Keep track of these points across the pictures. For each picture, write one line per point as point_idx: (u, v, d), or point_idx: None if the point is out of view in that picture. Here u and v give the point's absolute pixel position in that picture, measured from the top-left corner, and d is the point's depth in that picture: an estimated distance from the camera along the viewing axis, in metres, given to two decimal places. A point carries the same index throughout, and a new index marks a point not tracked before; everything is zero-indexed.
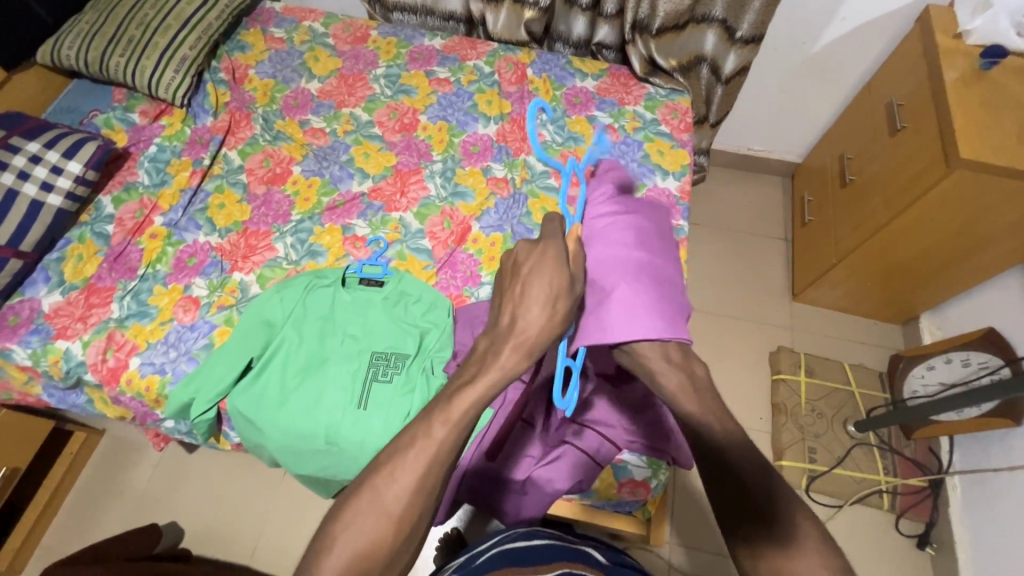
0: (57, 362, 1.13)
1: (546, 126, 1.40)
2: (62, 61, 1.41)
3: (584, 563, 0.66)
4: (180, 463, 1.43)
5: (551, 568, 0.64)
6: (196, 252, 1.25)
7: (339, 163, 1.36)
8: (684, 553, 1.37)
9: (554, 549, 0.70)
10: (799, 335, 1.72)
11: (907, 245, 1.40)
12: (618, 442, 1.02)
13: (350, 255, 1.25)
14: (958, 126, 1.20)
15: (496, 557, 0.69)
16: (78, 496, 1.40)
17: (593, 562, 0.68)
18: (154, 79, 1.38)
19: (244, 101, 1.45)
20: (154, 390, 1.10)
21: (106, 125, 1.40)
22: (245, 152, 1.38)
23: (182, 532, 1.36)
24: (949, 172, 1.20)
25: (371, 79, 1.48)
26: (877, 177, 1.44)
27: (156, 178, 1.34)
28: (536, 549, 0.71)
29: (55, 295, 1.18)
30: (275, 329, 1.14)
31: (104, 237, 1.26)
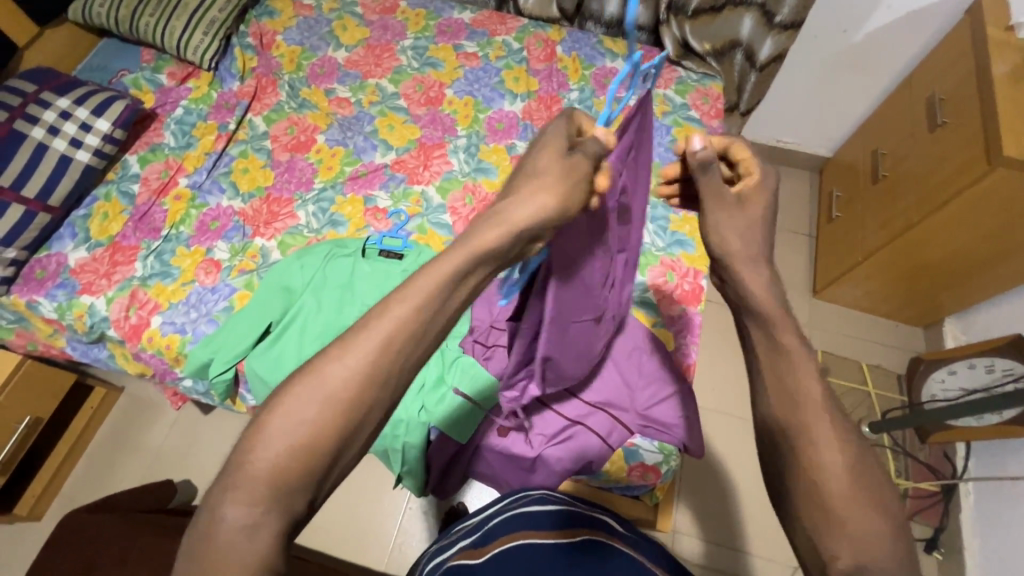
0: (81, 316, 1.14)
1: (573, 106, 1.37)
2: (92, 19, 1.41)
3: (602, 530, 0.70)
4: (196, 423, 1.46)
5: (571, 535, 0.67)
6: (219, 216, 1.25)
7: (363, 133, 1.35)
8: (681, 539, 1.39)
9: (569, 515, 0.71)
10: (817, 332, 1.68)
11: (938, 245, 1.37)
12: (630, 425, 1.02)
13: (371, 226, 1.24)
14: (1002, 122, 1.15)
15: (515, 520, 0.71)
16: (97, 449, 1.44)
17: (606, 529, 0.71)
18: (183, 41, 1.38)
19: (271, 67, 1.44)
20: (174, 349, 1.12)
21: (134, 85, 1.40)
22: (270, 119, 1.37)
23: (195, 491, 1.39)
24: (991, 170, 1.16)
25: (398, 51, 1.46)
26: (912, 173, 1.39)
27: (181, 140, 1.35)
28: (551, 513, 0.71)
29: (81, 251, 1.20)
30: (294, 296, 1.14)
31: (130, 196, 1.27)
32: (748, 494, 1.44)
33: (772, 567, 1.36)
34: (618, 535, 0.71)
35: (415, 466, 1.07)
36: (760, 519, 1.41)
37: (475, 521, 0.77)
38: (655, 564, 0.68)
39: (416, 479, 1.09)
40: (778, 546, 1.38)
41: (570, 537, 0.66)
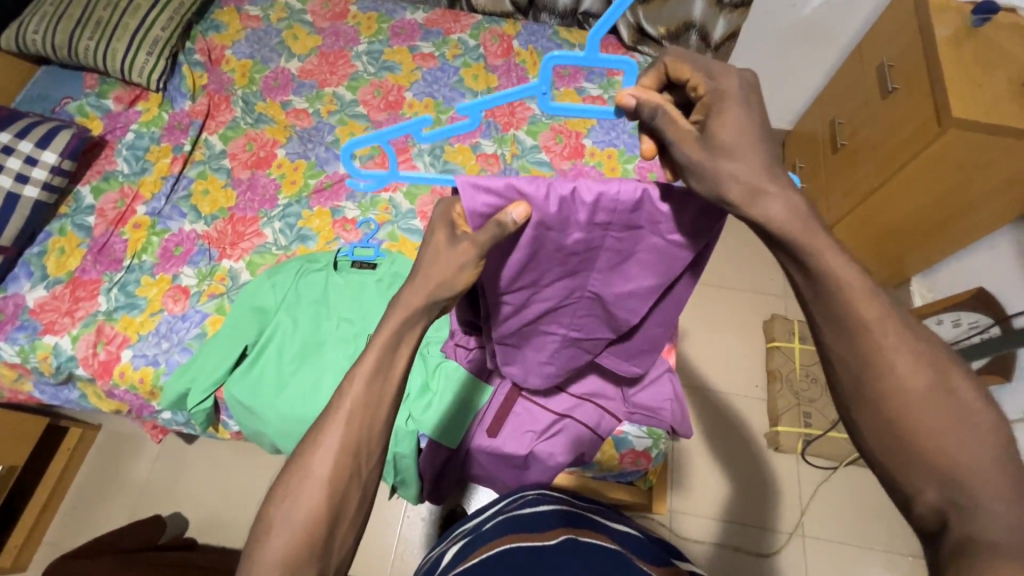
0: (46, 358, 1.10)
1: (534, 99, 1.37)
2: (28, 47, 1.36)
3: (593, 530, 0.70)
4: (180, 454, 1.43)
5: (552, 538, 0.66)
6: (182, 241, 1.22)
7: (324, 144, 1.33)
8: (679, 517, 1.42)
9: (562, 516, 0.71)
10: (792, 303, 1.71)
11: (898, 209, 1.41)
12: (617, 413, 1.03)
13: (341, 238, 1.22)
14: (948, 85, 1.19)
15: (504, 524, 0.70)
16: (78, 491, 1.39)
17: (598, 528, 0.72)
18: (127, 63, 1.33)
19: (222, 83, 1.40)
20: (148, 382, 1.09)
21: (79, 113, 1.35)
22: (226, 137, 1.34)
23: (186, 521, 1.36)
24: (942, 133, 1.19)
25: (353, 56, 1.43)
26: (867, 142, 1.44)
27: (135, 166, 1.30)
28: (545, 517, 0.71)
29: (39, 291, 1.16)
30: (268, 316, 1.11)
31: (86, 228, 1.23)
32: (732, 465, 1.48)
33: (763, 533, 1.40)
34: (610, 533, 0.72)
35: (408, 476, 1.08)
36: (745, 487, 1.46)
37: (469, 529, 0.77)
38: (648, 557, 0.69)
39: (411, 488, 1.10)
40: (765, 512, 1.43)
41: (556, 537, 0.66)
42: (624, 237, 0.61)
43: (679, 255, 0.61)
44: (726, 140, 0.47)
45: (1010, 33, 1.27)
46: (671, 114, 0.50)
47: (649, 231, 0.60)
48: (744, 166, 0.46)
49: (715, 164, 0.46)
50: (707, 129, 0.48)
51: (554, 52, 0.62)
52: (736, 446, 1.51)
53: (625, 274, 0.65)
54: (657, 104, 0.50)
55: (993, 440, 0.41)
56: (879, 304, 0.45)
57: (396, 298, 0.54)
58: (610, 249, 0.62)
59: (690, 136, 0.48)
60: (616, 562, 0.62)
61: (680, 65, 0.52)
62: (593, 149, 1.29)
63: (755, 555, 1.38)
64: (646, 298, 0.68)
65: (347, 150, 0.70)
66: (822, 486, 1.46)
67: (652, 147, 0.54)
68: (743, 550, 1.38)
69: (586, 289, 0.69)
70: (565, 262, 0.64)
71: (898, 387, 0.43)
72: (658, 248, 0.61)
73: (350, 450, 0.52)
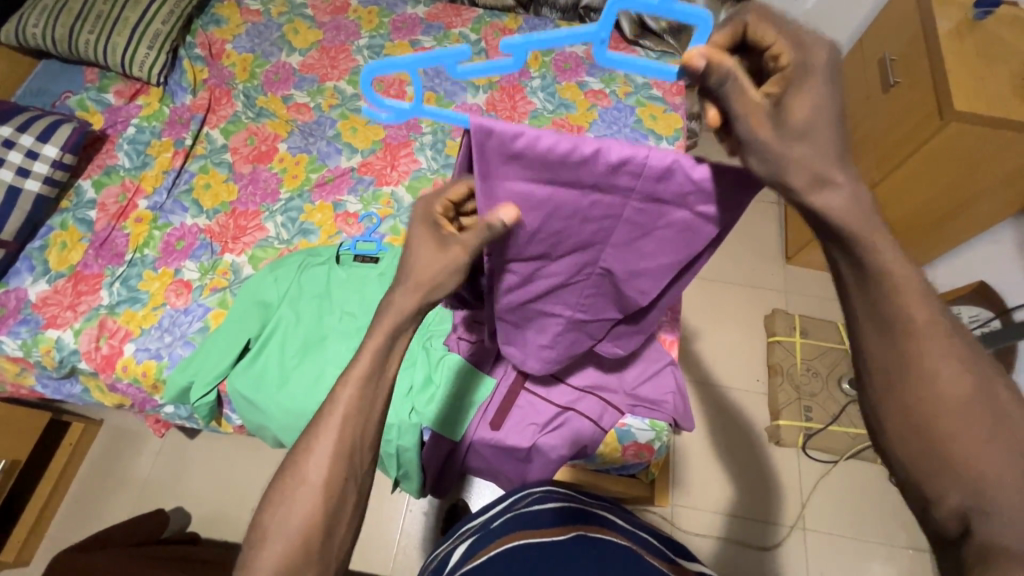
0: (49, 351, 1.10)
1: (536, 94, 1.37)
2: (28, 40, 1.35)
3: (600, 526, 0.70)
4: (182, 448, 1.43)
5: (561, 533, 0.66)
6: (184, 235, 1.22)
7: (326, 138, 1.32)
8: (681, 511, 1.42)
9: (568, 513, 0.71)
10: (793, 298, 1.71)
11: (901, 203, 1.40)
12: (620, 406, 1.03)
13: (343, 232, 1.22)
14: (951, 78, 1.19)
15: (512, 522, 0.70)
16: (81, 486, 1.39)
17: (605, 523, 0.72)
18: (128, 56, 1.33)
19: (223, 77, 1.40)
20: (151, 375, 1.09)
21: (80, 107, 1.35)
22: (227, 131, 1.34)
23: (189, 516, 1.36)
24: (944, 125, 1.19)
25: (354, 51, 1.43)
26: (869, 135, 1.43)
27: (137, 160, 1.30)
28: (552, 514, 0.71)
29: (41, 285, 1.15)
30: (270, 310, 1.11)
31: (88, 222, 1.23)
32: (734, 459, 1.49)
33: (766, 527, 1.41)
34: (616, 529, 0.72)
35: (411, 469, 1.08)
36: (748, 482, 1.46)
37: (475, 526, 0.77)
38: (655, 553, 0.69)
39: (414, 481, 1.10)
40: (766, 506, 1.43)
41: (562, 534, 0.66)
42: (648, 209, 0.59)
43: (702, 230, 0.60)
44: (801, 120, 0.42)
45: (1012, 27, 1.27)
46: (743, 83, 0.44)
47: (675, 205, 0.58)
48: (816, 151, 0.42)
49: (787, 147, 0.43)
50: (782, 103, 0.43)
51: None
52: (737, 441, 1.51)
53: (641, 250, 0.64)
54: (729, 70, 0.44)
55: (1006, 430, 0.41)
56: (898, 299, 0.43)
57: (388, 301, 0.55)
58: (628, 220, 0.61)
59: (761, 114, 0.44)
60: (625, 554, 0.63)
61: (762, 26, 0.45)
62: None
63: (756, 548, 1.38)
64: (659, 276, 0.67)
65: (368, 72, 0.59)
66: (823, 479, 1.47)
67: (717, 117, 0.47)
68: (745, 543, 1.39)
69: (597, 263, 0.68)
70: (580, 231, 0.63)
71: (910, 378, 0.43)
72: (680, 222, 0.60)
73: (359, 446, 0.53)
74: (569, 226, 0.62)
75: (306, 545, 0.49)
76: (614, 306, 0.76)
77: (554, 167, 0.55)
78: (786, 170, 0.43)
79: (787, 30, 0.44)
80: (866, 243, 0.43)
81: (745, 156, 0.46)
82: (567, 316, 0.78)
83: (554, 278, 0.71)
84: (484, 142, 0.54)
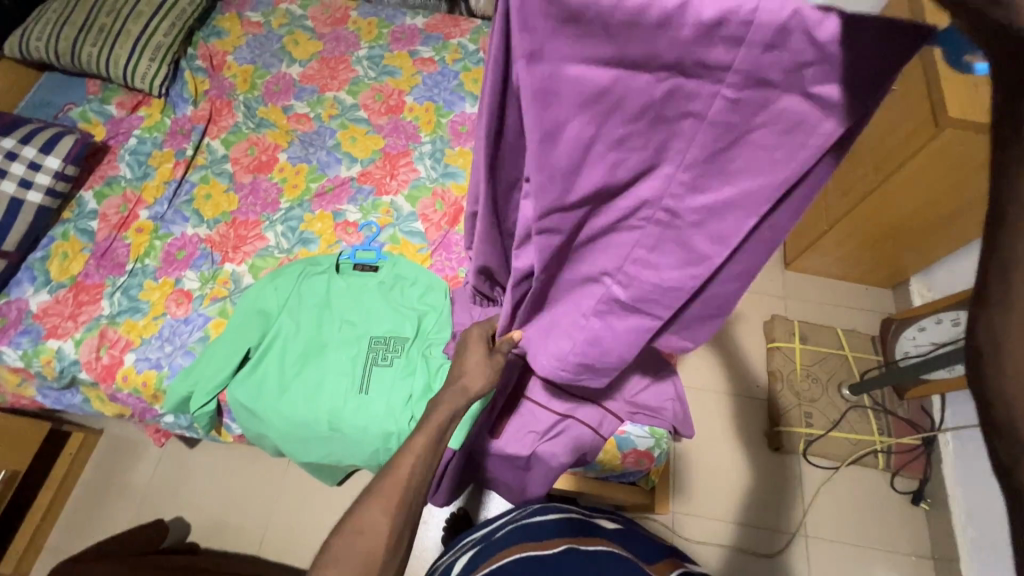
0: (49, 362, 1.10)
1: None
2: (32, 54, 1.37)
3: (602, 538, 0.70)
4: (182, 458, 1.43)
5: (558, 545, 0.66)
6: (184, 245, 1.22)
7: (326, 148, 1.33)
8: (683, 519, 1.42)
9: (569, 525, 0.71)
10: (793, 303, 1.71)
11: (897, 209, 1.41)
12: (619, 413, 1.03)
13: (343, 241, 1.23)
14: (946, 85, 1.20)
15: (514, 534, 0.70)
16: (81, 496, 1.39)
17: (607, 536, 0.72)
18: (129, 68, 1.34)
19: (224, 88, 1.41)
20: (151, 385, 1.09)
21: (82, 118, 1.36)
22: (228, 142, 1.35)
23: (189, 526, 1.36)
24: (939, 132, 1.20)
25: (353, 61, 1.44)
26: (866, 142, 1.44)
27: (138, 171, 1.31)
28: (553, 525, 0.71)
29: (42, 295, 1.16)
30: (271, 319, 1.12)
31: (89, 233, 1.23)
32: (736, 467, 1.48)
33: (768, 534, 1.40)
34: (618, 541, 0.72)
35: None
36: (750, 489, 1.46)
37: (478, 538, 0.77)
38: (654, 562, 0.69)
39: None
40: (770, 513, 1.43)
41: (563, 544, 0.66)
42: (743, 99, 0.42)
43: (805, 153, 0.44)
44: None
45: None
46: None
47: (784, 89, 0.41)
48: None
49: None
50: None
51: None
52: (739, 448, 1.51)
53: (727, 168, 0.47)
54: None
55: None
56: None
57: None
58: (714, 120, 0.44)
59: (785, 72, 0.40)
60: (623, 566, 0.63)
61: None
62: None
63: (759, 555, 1.38)
64: (746, 212, 0.49)
65: None
66: (824, 486, 1.46)
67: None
68: (750, 551, 1.38)
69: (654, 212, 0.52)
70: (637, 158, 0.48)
71: None
72: (790, 115, 0.43)
73: None
74: (637, 132, 0.46)
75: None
76: (674, 274, 0.57)
77: (619, 32, 0.39)
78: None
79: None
80: None
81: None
82: (609, 282, 0.62)
83: (608, 213, 0.54)
84: (524, 3, 0.39)
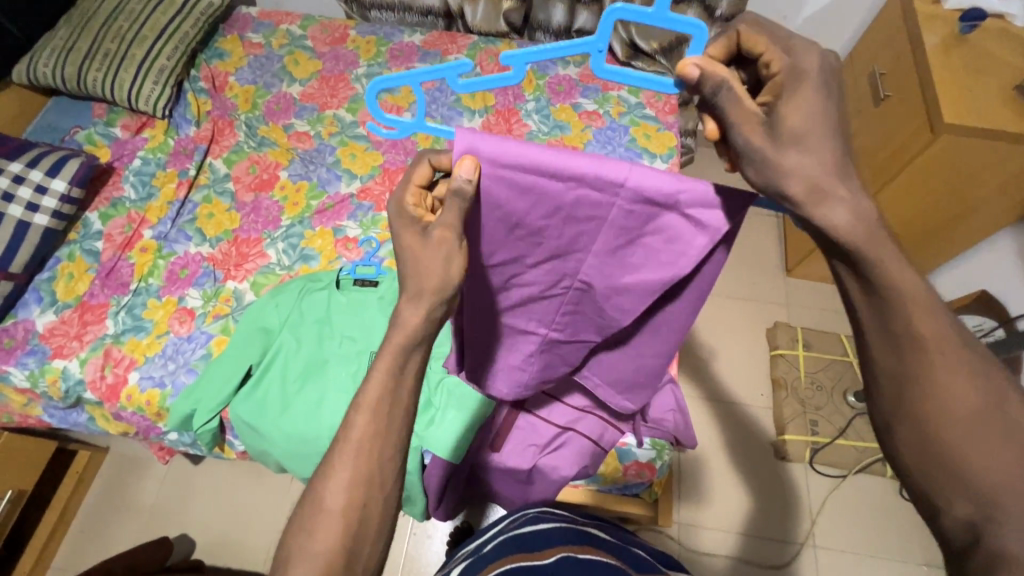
0: (55, 382, 1.12)
1: (531, 116, 1.39)
2: (39, 79, 1.40)
3: (596, 546, 0.69)
4: (187, 474, 1.43)
5: (550, 555, 0.65)
6: (187, 264, 1.24)
7: (326, 165, 1.35)
8: (689, 530, 1.40)
9: (563, 535, 0.71)
10: (795, 310, 1.71)
11: (896, 215, 1.40)
12: (621, 425, 1.03)
13: (343, 256, 1.24)
14: (940, 91, 1.20)
15: (505, 544, 0.69)
16: (86, 515, 1.40)
17: (601, 545, 0.71)
18: (134, 92, 1.37)
19: (226, 108, 1.44)
20: (155, 404, 1.10)
21: (88, 141, 1.39)
22: (229, 161, 1.37)
23: (193, 543, 1.35)
24: (935, 138, 1.20)
25: (352, 79, 1.47)
26: (862, 148, 1.44)
27: (142, 192, 1.33)
28: (546, 535, 0.71)
29: (48, 315, 1.18)
30: (272, 336, 1.13)
31: (95, 254, 1.25)
32: (741, 478, 1.47)
33: (775, 545, 1.39)
34: (612, 550, 0.71)
35: (414, 493, 1.07)
36: (757, 499, 1.44)
37: (472, 549, 0.78)
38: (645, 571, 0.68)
39: (417, 505, 1.10)
40: (778, 523, 1.41)
41: (555, 554, 0.65)
42: (636, 211, 0.55)
43: (689, 241, 0.56)
44: (797, 125, 0.42)
45: (999, 39, 1.28)
46: (737, 93, 0.44)
47: (666, 208, 0.54)
48: (814, 159, 0.42)
49: (781, 153, 0.42)
50: (775, 111, 0.43)
51: (619, 4, 0.53)
52: (744, 458, 1.49)
53: (625, 260, 0.60)
54: (723, 79, 0.45)
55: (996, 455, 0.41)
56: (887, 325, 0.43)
57: (395, 317, 0.53)
58: (613, 223, 0.56)
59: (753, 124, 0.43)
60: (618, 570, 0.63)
61: (754, 36, 0.47)
62: None
63: (766, 567, 1.36)
64: (644, 293, 0.61)
65: (376, 85, 0.63)
66: (832, 494, 1.45)
67: (716, 129, 0.48)
68: (757, 562, 1.37)
69: (576, 277, 0.64)
70: (562, 235, 0.59)
71: None
72: (671, 228, 0.55)
73: (362, 470, 0.52)
74: (553, 225, 0.58)
75: (331, 568, 0.50)
76: (593, 326, 0.70)
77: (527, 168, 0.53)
78: (783, 178, 0.42)
79: (777, 40, 0.46)
80: (864, 264, 0.42)
81: (743, 166, 0.45)
82: (542, 332, 0.73)
83: (541, 280, 0.66)
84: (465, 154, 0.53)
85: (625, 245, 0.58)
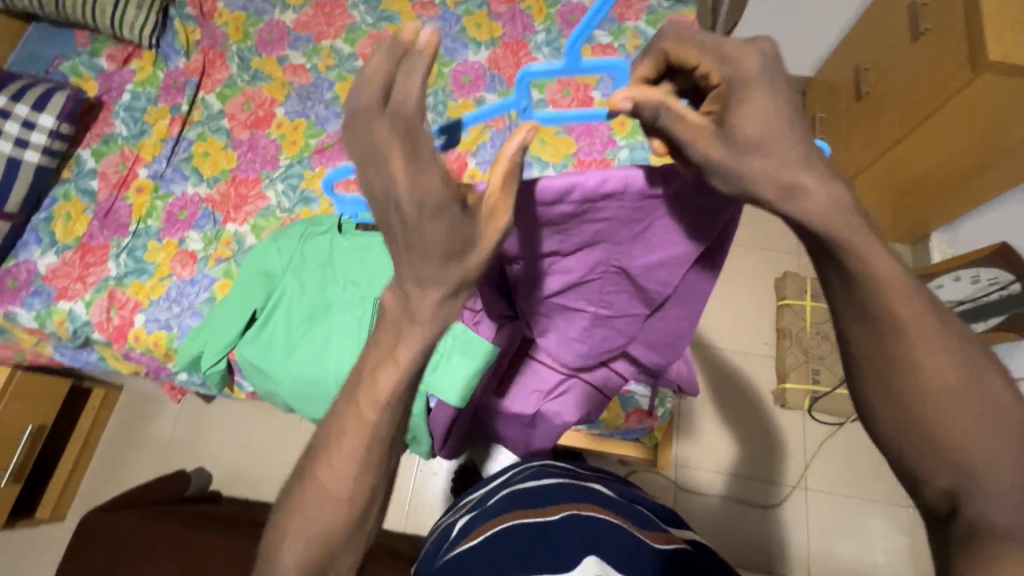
0: (62, 323, 1.11)
1: (541, 49, 1.30)
2: (15, 3, 1.31)
3: (599, 505, 0.69)
4: (200, 412, 1.48)
5: (555, 513, 0.66)
6: (186, 205, 1.21)
7: (324, 102, 1.29)
8: (686, 472, 1.45)
9: (567, 492, 0.71)
10: (806, 259, 1.68)
11: (921, 161, 1.35)
12: (625, 374, 1.00)
13: (344, 199, 1.20)
14: (987, 25, 1.10)
15: (509, 500, 0.70)
16: (107, 448, 1.46)
17: (604, 502, 0.71)
18: (116, 18, 1.28)
19: (216, 38, 1.35)
20: (162, 345, 1.11)
21: (73, 73, 1.32)
22: (223, 96, 1.30)
23: (210, 475, 1.42)
24: (975, 77, 1.12)
25: (349, 5, 1.36)
26: (893, 88, 1.36)
27: (134, 128, 1.28)
28: (548, 491, 0.71)
29: (49, 257, 1.16)
30: (275, 281, 1.11)
31: (90, 193, 1.22)
32: (739, 425, 1.50)
33: (768, 487, 1.44)
34: (616, 508, 0.71)
35: (420, 433, 1.11)
36: (753, 445, 1.48)
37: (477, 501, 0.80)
38: (650, 528, 0.68)
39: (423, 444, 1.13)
40: (769, 466, 1.46)
41: (558, 512, 0.65)
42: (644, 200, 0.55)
43: (706, 217, 0.56)
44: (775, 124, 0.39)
45: None
46: (677, 110, 0.40)
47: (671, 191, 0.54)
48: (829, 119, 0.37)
49: (744, 164, 0.39)
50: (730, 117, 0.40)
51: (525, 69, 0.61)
52: (744, 404, 1.52)
53: (648, 241, 0.60)
54: (660, 101, 0.40)
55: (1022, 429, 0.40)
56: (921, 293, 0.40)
57: None
58: (625, 216, 0.57)
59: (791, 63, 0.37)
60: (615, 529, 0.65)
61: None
62: (603, 102, 1.25)
63: (758, 507, 1.42)
64: (676, 265, 0.63)
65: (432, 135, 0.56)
66: (827, 441, 1.48)
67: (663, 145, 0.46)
68: (749, 502, 1.42)
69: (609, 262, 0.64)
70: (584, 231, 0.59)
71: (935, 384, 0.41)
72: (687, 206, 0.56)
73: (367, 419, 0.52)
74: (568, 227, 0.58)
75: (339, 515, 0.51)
76: (640, 300, 0.70)
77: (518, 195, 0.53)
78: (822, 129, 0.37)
79: None
80: None
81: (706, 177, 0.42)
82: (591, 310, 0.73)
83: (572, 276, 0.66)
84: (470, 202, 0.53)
85: (647, 232, 0.59)
